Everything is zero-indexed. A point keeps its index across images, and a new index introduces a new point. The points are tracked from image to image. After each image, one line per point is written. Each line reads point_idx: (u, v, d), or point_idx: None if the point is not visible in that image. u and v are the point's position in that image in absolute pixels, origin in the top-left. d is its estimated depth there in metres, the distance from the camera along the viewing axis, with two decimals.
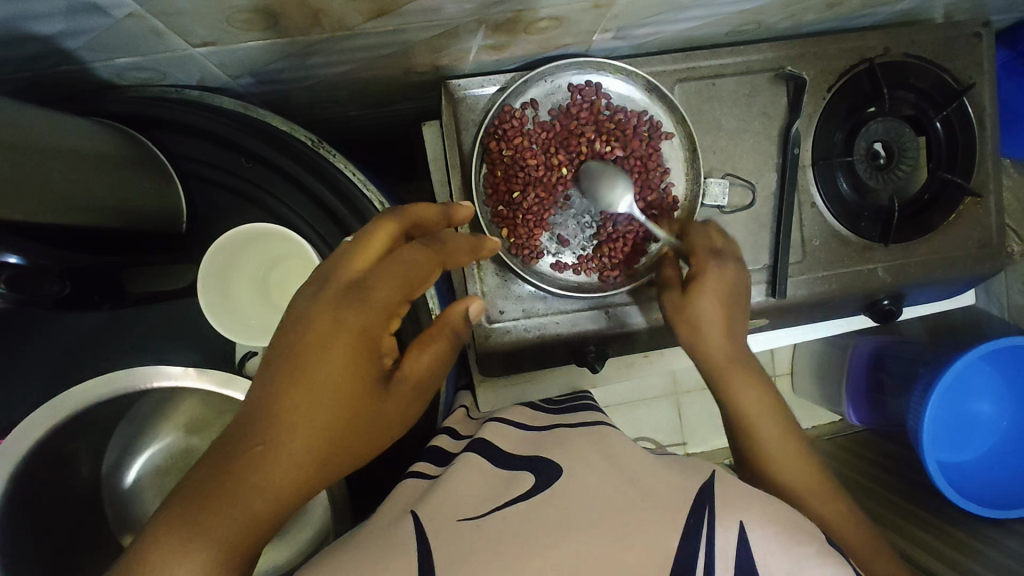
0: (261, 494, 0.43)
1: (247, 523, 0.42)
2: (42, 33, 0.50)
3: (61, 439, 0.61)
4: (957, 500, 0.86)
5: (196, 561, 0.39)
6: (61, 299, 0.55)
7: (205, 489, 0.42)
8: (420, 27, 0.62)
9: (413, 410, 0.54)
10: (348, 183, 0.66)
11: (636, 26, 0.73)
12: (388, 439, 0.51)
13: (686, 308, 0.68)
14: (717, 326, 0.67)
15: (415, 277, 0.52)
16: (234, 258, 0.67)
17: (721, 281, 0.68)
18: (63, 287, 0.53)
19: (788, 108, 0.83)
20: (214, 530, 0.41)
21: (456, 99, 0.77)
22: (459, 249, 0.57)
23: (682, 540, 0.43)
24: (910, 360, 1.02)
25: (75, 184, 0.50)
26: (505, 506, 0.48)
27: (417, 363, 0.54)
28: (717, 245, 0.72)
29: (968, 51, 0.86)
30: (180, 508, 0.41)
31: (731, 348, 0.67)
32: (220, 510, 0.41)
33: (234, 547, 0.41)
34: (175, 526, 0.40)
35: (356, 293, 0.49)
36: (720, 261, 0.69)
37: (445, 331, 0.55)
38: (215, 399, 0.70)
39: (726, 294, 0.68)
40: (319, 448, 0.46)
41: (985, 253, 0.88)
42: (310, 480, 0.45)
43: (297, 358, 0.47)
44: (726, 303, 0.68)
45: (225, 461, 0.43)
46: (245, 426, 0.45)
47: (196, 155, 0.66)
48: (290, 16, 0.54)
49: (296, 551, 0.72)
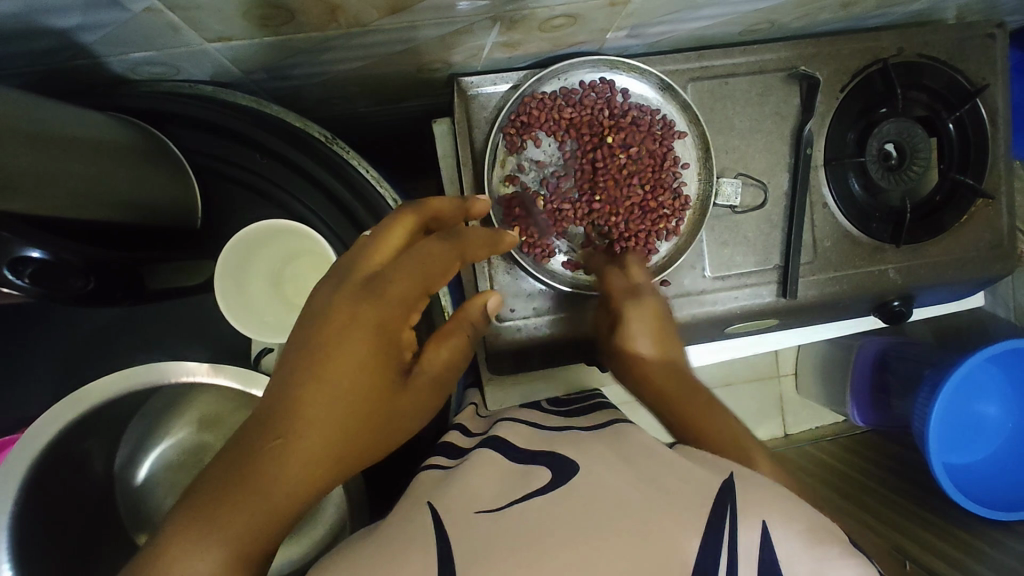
0: (277, 493, 0.43)
1: (262, 521, 0.42)
2: (58, 27, 0.50)
3: (75, 436, 0.61)
4: (960, 499, 0.86)
5: (213, 558, 0.39)
6: (84, 295, 0.55)
7: (223, 486, 0.42)
8: (435, 24, 0.62)
9: (429, 404, 0.54)
10: (361, 180, 0.67)
11: (650, 24, 0.73)
12: (403, 434, 0.52)
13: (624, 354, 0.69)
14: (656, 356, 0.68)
15: (435, 271, 0.52)
16: (249, 258, 0.67)
17: (648, 307, 0.71)
18: (86, 283, 0.53)
19: (801, 107, 0.83)
20: (231, 526, 0.41)
21: (468, 97, 0.77)
22: (477, 244, 0.59)
23: (697, 537, 0.43)
24: (915, 361, 1.04)
25: (95, 178, 0.50)
26: (523, 499, 0.48)
27: (436, 357, 0.54)
28: (635, 281, 0.75)
29: (981, 52, 0.86)
30: (199, 504, 0.42)
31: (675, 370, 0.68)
32: (239, 505, 0.41)
33: (250, 544, 0.41)
34: (192, 524, 0.40)
35: (373, 286, 0.48)
36: (637, 295, 0.72)
37: (465, 324, 0.58)
38: (230, 395, 0.70)
39: (657, 326, 0.70)
40: (336, 443, 0.46)
41: (996, 255, 0.88)
42: (326, 475, 0.45)
43: (315, 352, 0.46)
44: (659, 335, 0.70)
45: (243, 456, 0.43)
46: (262, 421, 0.45)
47: (209, 150, 0.66)
48: (307, 11, 0.53)
49: (314, 545, 0.72)
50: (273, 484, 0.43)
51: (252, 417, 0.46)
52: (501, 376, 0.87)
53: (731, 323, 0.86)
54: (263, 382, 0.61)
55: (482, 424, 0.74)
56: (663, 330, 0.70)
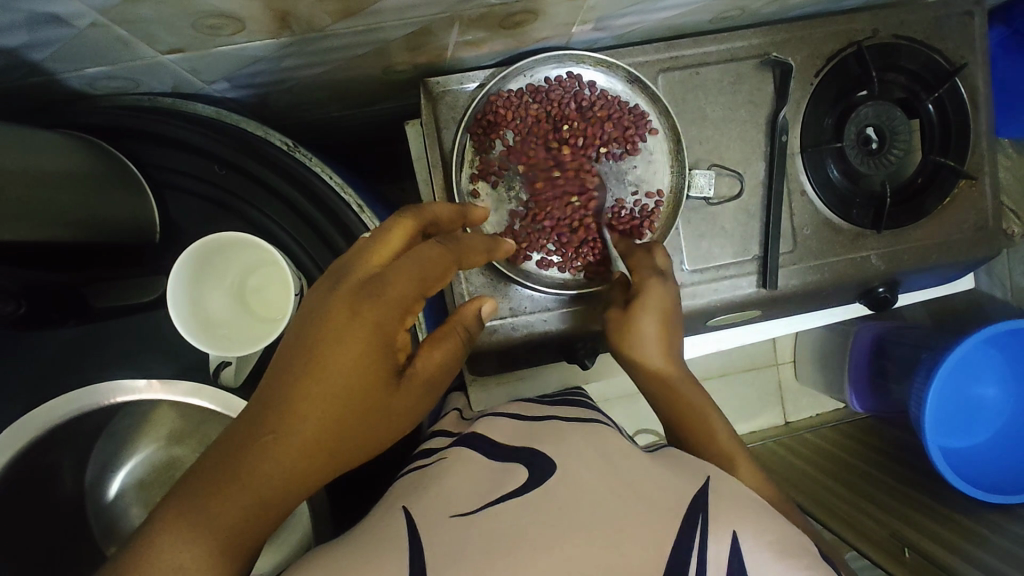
0: (266, 485, 0.44)
1: (248, 511, 0.44)
2: (6, 46, 0.50)
3: (41, 451, 0.62)
4: (957, 483, 0.83)
5: (198, 549, 0.42)
6: (21, 315, 0.64)
7: (212, 478, 0.44)
8: (393, 26, 0.61)
9: (423, 405, 0.54)
10: (325, 187, 0.66)
11: (616, 16, 0.71)
12: (395, 433, 0.52)
13: (628, 324, 0.69)
14: (654, 344, 0.68)
15: (431, 275, 0.51)
16: (210, 270, 0.66)
17: (659, 300, 0.69)
18: (19, 307, 0.63)
19: (774, 94, 0.81)
20: (220, 519, 0.43)
21: (436, 97, 0.77)
22: (475, 249, 0.58)
23: (674, 547, 0.43)
24: (910, 345, 1.02)
25: (40, 199, 0.51)
26: (498, 501, 0.48)
27: (430, 360, 0.53)
28: (660, 265, 0.72)
29: (960, 30, 0.84)
30: (186, 502, 0.43)
31: (665, 362, 0.69)
32: (226, 500, 0.43)
33: (235, 535, 0.43)
34: (178, 518, 0.43)
35: (370, 289, 0.48)
36: (662, 279, 0.70)
37: (459, 327, 0.57)
38: (196, 412, 0.69)
39: (664, 311, 0.69)
40: (326, 440, 0.47)
41: (982, 236, 0.86)
42: (314, 472, 0.46)
43: (314, 348, 0.47)
44: (665, 319, 0.69)
45: (232, 452, 0.45)
46: (258, 413, 0.46)
47: (169, 164, 0.65)
48: (257, 20, 0.53)
49: (290, 551, 0.72)
50: (265, 474, 0.44)
51: (250, 406, 0.47)
52: (483, 377, 0.88)
53: (714, 316, 0.85)
54: (209, 394, 0.64)
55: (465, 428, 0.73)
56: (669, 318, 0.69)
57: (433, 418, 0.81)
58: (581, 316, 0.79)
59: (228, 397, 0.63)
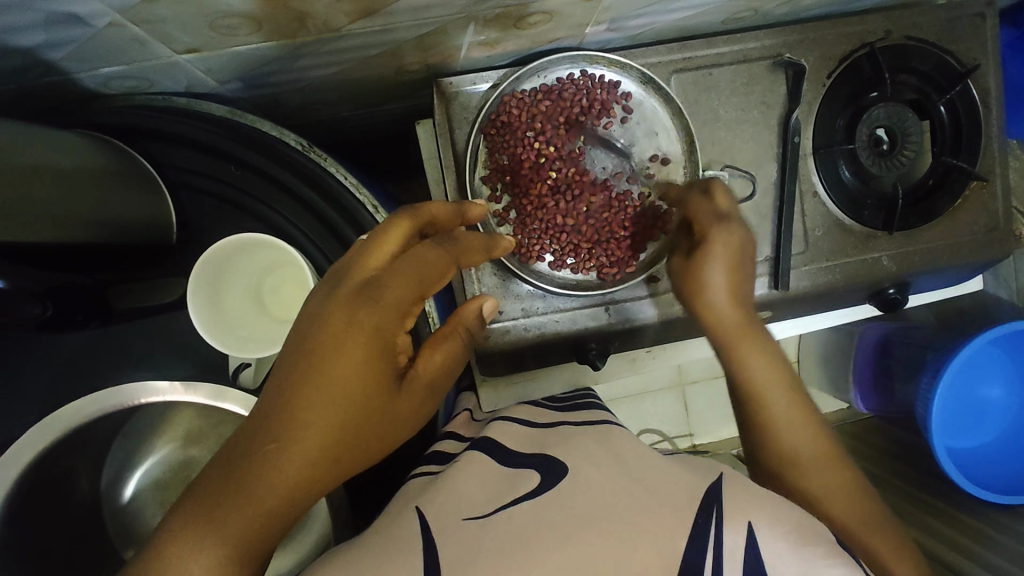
0: (271, 495, 0.44)
1: (254, 522, 0.43)
2: (24, 46, 0.50)
3: (58, 453, 0.62)
4: (964, 483, 0.83)
5: (209, 560, 0.41)
6: (42, 320, 0.61)
7: (221, 485, 0.44)
8: (409, 26, 0.61)
9: (426, 407, 0.54)
10: (340, 186, 0.65)
11: (630, 16, 0.71)
12: (397, 437, 0.52)
13: (695, 271, 0.68)
14: (724, 290, 0.67)
15: (427, 276, 0.52)
16: (225, 272, 0.66)
17: (730, 243, 0.67)
18: (44, 309, 0.60)
19: (788, 95, 0.81)
20: (228, 529, 0.42)
21: (448, 97, 0.76)
22: (472, 250, 0.60)
23: (689, 546, 0.43)
24: (917, 346, 1.01)
25: (55, 200, 0.50)
26: (511, 505, 0.48)
27: (430, 362, 0.54)
28: (721, 209, 0.69)
29: (971, 32, 0.84)
30: (196, 509, 0.43)
31: (736, 307, 0.67)
32: (236, 508, 0.43)
33: (247, 546, 0.43)
34: (192, 521, 0.42)
35: (368, 293, 0.48)
36: (727, 224, 0.67)
37: (460, 327, 0.57)
38: (209, 410, 0.69)
39: (734, 257, 0.67)
40: (331, 449, 0.47)
41: (992, 236, 0.86)
42: (321, 478, 0.46)
43: (316, 352, 0.47)
44: (736, 265, 0.67)
45: (240, 459, 0.45)
46: (264, 420, 0.46)
47: (185, 164, 0.66)
48: (275, 20, 0.52)
49: (307, 553, 0.72)
50: (271, 482, 0.44)
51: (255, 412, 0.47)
52: (493, 377, 0.88)
53: None
54: (236, 397, 0.63)
55: (475, 429, 0.73)
56: (738, 264, 0.67)
57: (446, 418, 0.82)
58: (596, 314, 0.79)
59: (252, 398, 0.63)
